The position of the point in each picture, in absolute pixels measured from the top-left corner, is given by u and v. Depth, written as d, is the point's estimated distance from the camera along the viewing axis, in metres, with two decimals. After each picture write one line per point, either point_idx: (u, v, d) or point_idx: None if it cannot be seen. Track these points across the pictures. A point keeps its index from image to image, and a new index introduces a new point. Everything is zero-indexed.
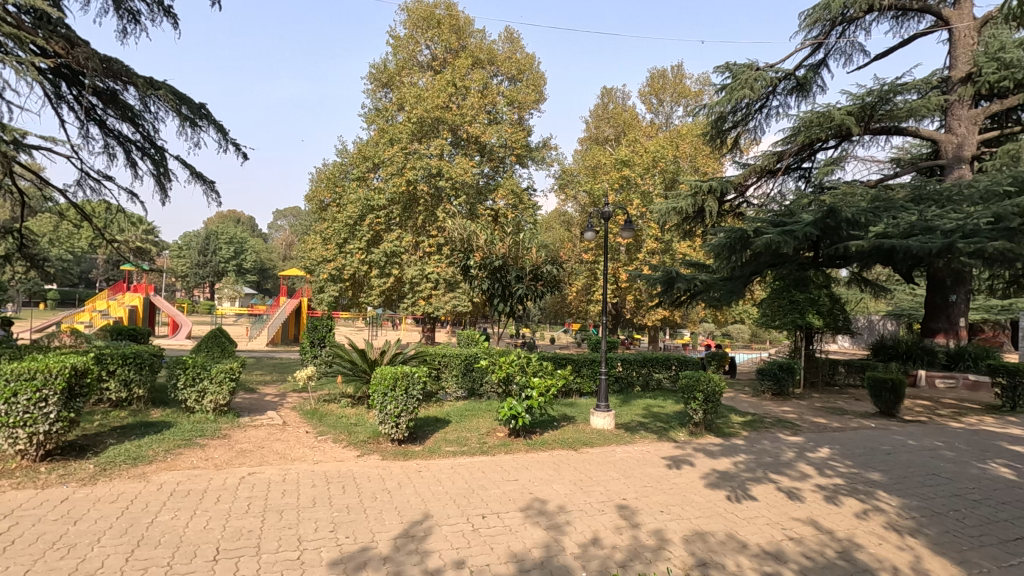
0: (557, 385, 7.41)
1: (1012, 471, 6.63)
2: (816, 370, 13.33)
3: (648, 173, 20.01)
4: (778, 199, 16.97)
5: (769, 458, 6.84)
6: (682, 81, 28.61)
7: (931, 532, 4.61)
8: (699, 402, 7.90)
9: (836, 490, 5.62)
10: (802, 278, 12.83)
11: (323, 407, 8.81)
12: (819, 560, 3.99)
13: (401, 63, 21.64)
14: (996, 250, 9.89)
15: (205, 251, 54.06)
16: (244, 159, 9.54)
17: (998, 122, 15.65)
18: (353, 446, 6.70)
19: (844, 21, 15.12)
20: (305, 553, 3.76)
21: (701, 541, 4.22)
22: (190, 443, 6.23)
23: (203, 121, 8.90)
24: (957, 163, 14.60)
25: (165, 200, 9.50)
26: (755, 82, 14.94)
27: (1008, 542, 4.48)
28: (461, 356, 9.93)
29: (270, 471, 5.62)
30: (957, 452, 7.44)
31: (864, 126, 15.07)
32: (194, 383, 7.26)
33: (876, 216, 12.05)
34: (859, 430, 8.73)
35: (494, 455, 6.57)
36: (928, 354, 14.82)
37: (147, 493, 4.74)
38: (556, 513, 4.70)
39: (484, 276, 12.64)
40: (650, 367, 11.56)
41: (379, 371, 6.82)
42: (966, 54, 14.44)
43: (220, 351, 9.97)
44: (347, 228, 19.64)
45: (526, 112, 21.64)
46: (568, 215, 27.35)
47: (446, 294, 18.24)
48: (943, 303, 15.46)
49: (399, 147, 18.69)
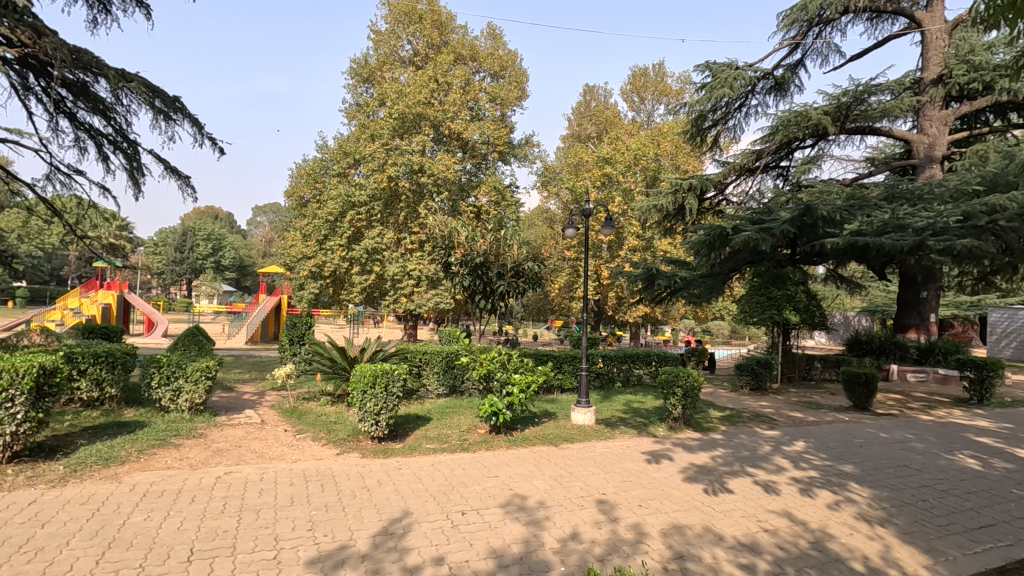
0: (537, 381, 7.41)
1: (978, 462, 6.83)
2: (793, 365, 13.59)
3: (630, 170, 20.12)
4: (756, 197, 17.24)
5: (746, 452, 6.95)
6: (663, 79, 28.87)
7: (900, 521, 4.73)
8: (678, 397, 7.98)
9: (811, 482, 5.73)
10: (780, 275, 12.63)
11: (302, 406, 8.69)
12: (793, 551, 4.07)
13: (382, 58, 21.43)
14: (964, 248, 10.14)
15: (182, 247, 53.13)
16: (221, 154, 9.41)
17: (967, 123, 16.09)
18: (331, 445, 6.62)
19: (821, 22, 15.35)
20: (281, 552, 3.72)
21: (679, 534, 4.28)
22: (164, 443, 6.11)
23: (178, 115, 8.71)
24: (928, 163, 14.91)
25: (139, 195, 9.31)
26: (735, 81, 15.13)
27: (974, 530, 4.62)
28: (442, 353, 9.88)
29: (247, 470, 5.54)
30: (926, 444, 7.66)
31: (839, 125, 15.37)
32: (169, 382, 7.12)
33: (851, 215, 12.31)
34: (834, 424, 8.91)
35: (474, 452, 6.57)
36: (900, 349, 15.16)
37: (119, 494, 4.64)
38: (535, 508, 4.73)
39: (465, 273, 12.54)
40: (631, 363, 11.66)
41: (359, 368, 6.73)
42: (938, 56, 14.72)
43: (197, 348, 9.78)
44: (327, 225, 19.43)
45: (509, 109, 21.65)
46: (550, 212, 27.40)
47: (428, 291, 18.17)
48: (915, 299, 15.83)
49: (381, 143, 18.48)
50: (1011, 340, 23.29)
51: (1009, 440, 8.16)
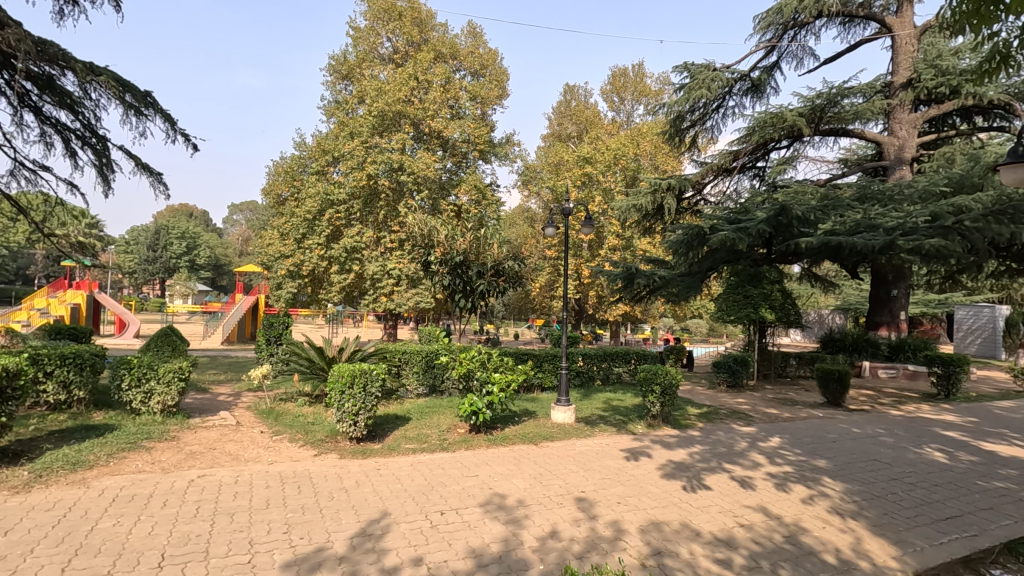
0: (517, 380, 7.42)
1: (944, 455, 7.04)
2: (769, 363, 13.86)
3: (610, 170, 20.29)
4: (733, 197, 17.47)
5: (723, 448, 7.06)
6: (643, 79, 29.10)
7: (871, 514, 4.85)
8: (657, 394, 8.06)
9: (785, 477, 5.84)
10: (756, 274, 12.81)
11: (279, 407, 8.57)
12: (768, 545, 4.14)
13: (361, 54, 21.17)
14: (932, 248, 10.39)
15: (155, 246, 51.83)
16: (194, 150, 9.22)
17: (935, 126, 16.50)
18: (309, 445, 6.56)
19: (795, 25, 15.63)
20: (256, 556, 3.65)
21: (657, 531, 4.32)
22: (136, 446, 5.96)
23: (149, 110, 8.50)
24: (898, 164, 15.28)
25: (108, 192, 9.06)
26: (713, 82, 15.36)
27: (941, 521, 4.75)
28: (421, 352, 9.83)
29: (222, 472, 5.45)
30: (895, 438, 7.87)
31: (814, 127, 15.66)
32: (140, 383, 6.94)
33: (825, 215, 12.58)
34: (808, 420, 9.08)
35: (454, 451, 6.55)
36: (872, 345, 15.51)
37: (86, 499, 4.51)
38: (515, 507, 4.73)
39: (445, 272, 12.47)
40: (610, 362, 11.74)
41: (336, 369, 6.65)
42: (908, 60, 15.10)
43: (171, 349, 9.56)
44: (305, 224, 19.19)
45: (489, 107, 21.62)
46: (531, 211, 27.44)
47: (408, 291, 18.06)
48: (886, 297, 16.22)
49: (360, 141, 18.26)
50: (976, 337, 24.10)
51: (974, 433, 8.42)
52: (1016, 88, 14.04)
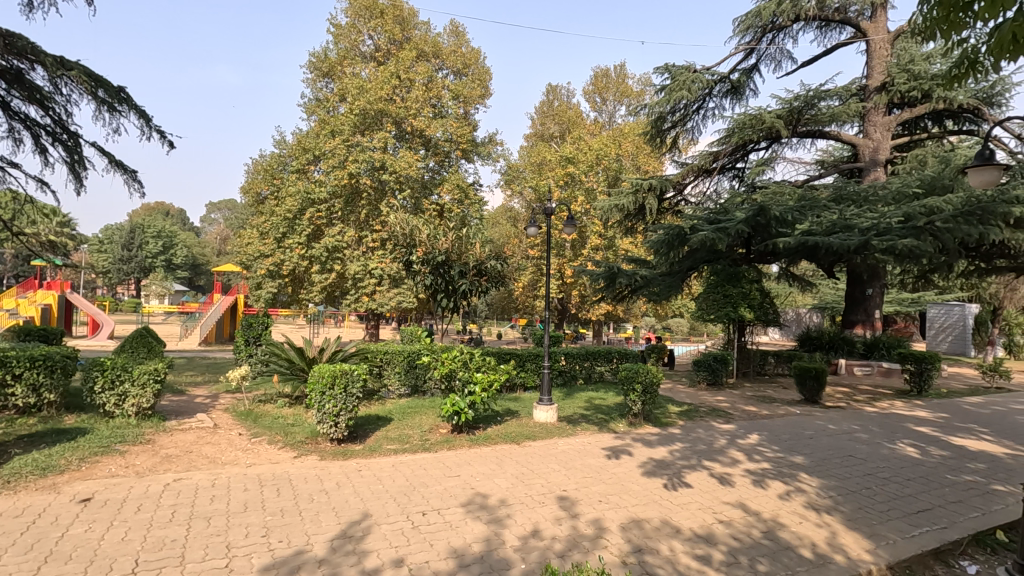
0: (499, 380, 7.41)
1: (916, 450, 7.22)
2: (747, 361, 14.06)
3: (592, 170, 20.43)
4: (714, 198, 17.69)
5: (703, 445, 7.14)
6: (625, 80, 29.29)
7: (846, 509, 4.95)
8: (638, 393, 8.13)
9: (764, 474, 5.93)
10: (735, 273, 12.97)
11: (258, 408, 8.45)
12: (746, 541, 4.20)
13: (342, 52, 20.95)
14: (905, 248, 10.63)
15: (130, 245, 50.64)
16: (170, 148, 9.04)
17: (908, 129, 16.82)
18: (289, 447, 6.47)
19: (774, 29, 15.88)
20: (233, 560, 3.60)
21: (638, 528, 4.35)
22: (109, 450, 5.83)
23: (123, 106, 8.31)
24: (873, 166, 15.60)
25: (80, 189, 8.84)
26: (693, 83, 15.55)
27: (913, 514, 4.87)
28: (403, 353, 9.77)
29: (198, 476, 5.35)
30: (870, 434, 8.04)
31: (791, 129, 15.93)
32: (114, 386, 6.79)
33: (802, 215, 12.78)
34: (785, 417, 9.24)
35: (436, 452, 6.52)
36: (847, 344, 15.80)
37: (57, 505, 4.40)
38: (497, 507, 4.73)
39: (427, 271, 12.43)
40: (592, 361, 11.81)
41: (316, 369, 6.59)
42: (882, 64, 15.45)
43: (146, 350, 9.37)
44: (285, 223, 18.94)
45: (472, 106, 21.59)
46: (513, 211, 27.46)
47: (390, 290, 17.93)
48: (861, 296, 16.53)
49: (341, 140, 18.12)
50: (947, 335, 24.97)
51: (944, 428, 8.65)
52: (985, 93, 14.44)
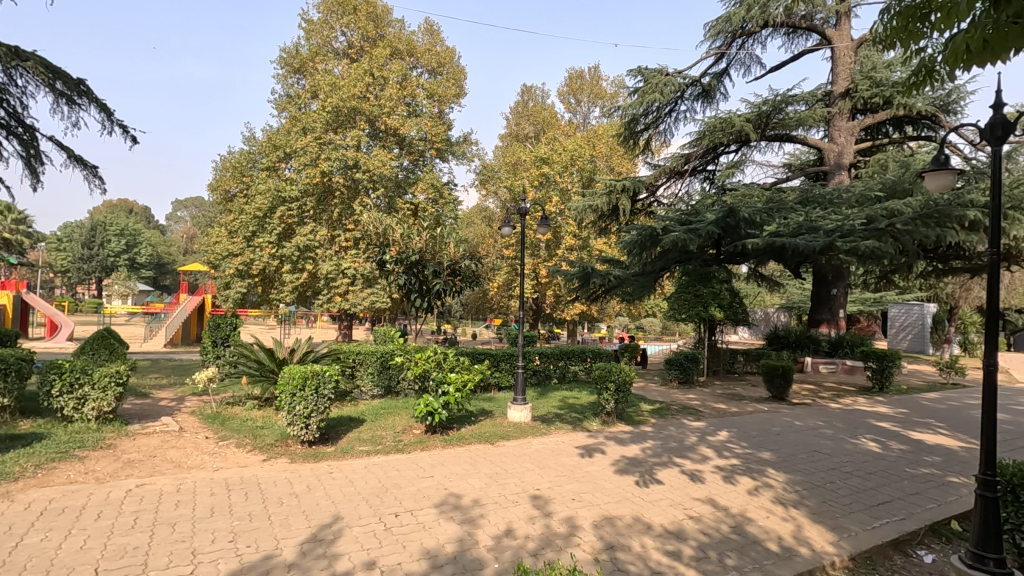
0: (473, 380, 7.39)
1: (877, 445, 7.48)
2: (717, 359, 14.33)
3: (567, 171, 20.55)
4: (685, 199, 18.01)
5: (674, 443, 7.26)
6: (599, 82, 29.54)
7: (812, 503, 5.10)
8: (611, 391, 8.21)
9: (733, 470, 6.06)
10: (706, 274, 13.20)
11: (226, 411, 8.25)
12: (716, 536, 4.28)
13: (314, 48, 20.59)
14: (867, 249, 10.99)
15: (91, 243, 48.87)
16: (132, 143, 8.78)
17: (871, 134, 17.39)
18: (258, 450, 6.34)
19: (743, 34, 16.22)
20: (199, 567, 3.51)
21: (610, 526, 4.40)
22: (67, 456, 5.61)
23: (83, 99, 8.01)
24: (837, 170, 16.09)
25: (37, 185, 8.51)
26: (665, 86, 15.82)
27: (874, 507, 5.04)
28: (376, 353, 9.66)
29: (163, 481, 5.19)
30: (835, 430, 8.29)
31: (760, 133, 16.32)
32: (73, 389, 6.54)
33: (770, 217, 13.08)
34: (754, 414, 9.46)
35: (410, 453, 6.46)
36: (813, 342, 16.25)
37: (10, 514, 4.22)
38: (470, 507, 4.72)
39: (400, 271, 12.34)
40: (566, 361, 11.88)
41: (287, 371, 6.48)
42: (846, 71, 15.93)
43: (108, 351, 9.05)
44: (255, 221, 18.54)
45: (446, 105, 21.50)
46: (488, 211, 27.44)
47: (363, 290, 17.70)
48: (826, 296, 17.00)
49: (313, 137, 17.86)
50: (907, 334, 25.91)
51: (903, 423, 8.98)
52: (942, 100, 15.04)
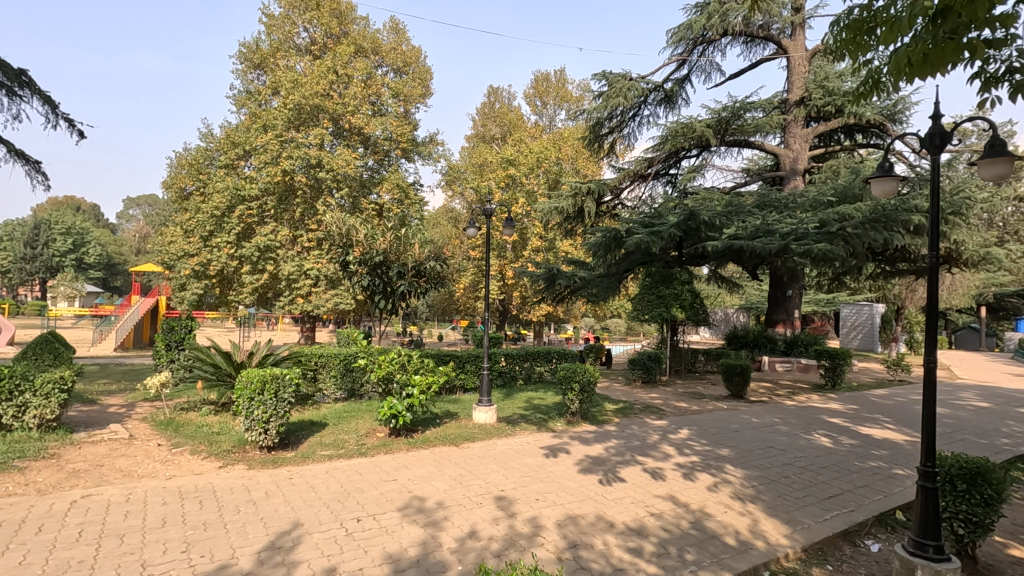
0: (438, 382, 7.34)
1: (829, 440, 7.79)
2: (679, 359, 14.67)
3: (533, 172, 20.63)
4: (648, 202, 18.32)
5: (637, 441, 7.38)
6: (565, 85, 29.81)
7: (767, 497, 5.27)
8: (576, 391, 8.28)
9: (692, 467, 6.20)
10: (668, 275, 13.48)
11: (180, 417, 7.96)
12: (676, 532, 4.37)
13: (275, 43, 20.07)
14: (819, 252, 11.43)
15: (33, 243, 46.31)
16: (79, 137, 8.39)
17: (824, 141, 18.10)
18: (213, 457, 6.13)
19: (704, 42, 16.63)
20: None
21: (573, 524, 4.44)
22: (5, 466, 5.31)
23: (24, 90, 7.61)
24: (793, 175, 16.68)
25: None
26: (629, 91, 16.05)
27: (825, 499, 5.24)
28: (339, 355, 9.48)
29: (110, 491, 4.96)
30: (789, 426, 8.59)
31: (720, 138, 16.76)
32: (12, 397, 6.18)
33: (729, 220, 13.43)
34: (714, 412, 9.71)
35: (372, 456, 6.38)
36: (770, 341, 16.81)
37: None
38: (434, 509, 4.68)
39: (364, 272, 12.12)
40: (532, 361, 11.94)
41: (245, 374, 6.30)
42: (800, 80, 16.53)
43: (52, 356, 8.62)
44: (213, 220, 18.00)
45: (412, 105, 21.39)
46: (454, 211, 27.34)
47: (327, 292, 17.37)
48: (782, 296, 17.56)
49: (274, 135, 17.43)
50: (858, 332, 26.97)
51: (853, 419, 9.37)
52: (889, 109, 15.77)
